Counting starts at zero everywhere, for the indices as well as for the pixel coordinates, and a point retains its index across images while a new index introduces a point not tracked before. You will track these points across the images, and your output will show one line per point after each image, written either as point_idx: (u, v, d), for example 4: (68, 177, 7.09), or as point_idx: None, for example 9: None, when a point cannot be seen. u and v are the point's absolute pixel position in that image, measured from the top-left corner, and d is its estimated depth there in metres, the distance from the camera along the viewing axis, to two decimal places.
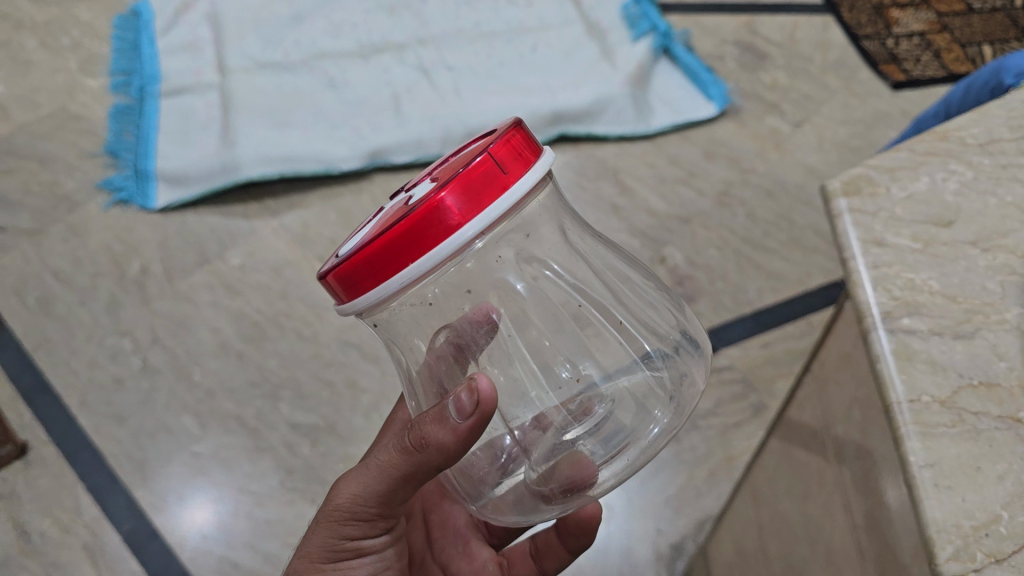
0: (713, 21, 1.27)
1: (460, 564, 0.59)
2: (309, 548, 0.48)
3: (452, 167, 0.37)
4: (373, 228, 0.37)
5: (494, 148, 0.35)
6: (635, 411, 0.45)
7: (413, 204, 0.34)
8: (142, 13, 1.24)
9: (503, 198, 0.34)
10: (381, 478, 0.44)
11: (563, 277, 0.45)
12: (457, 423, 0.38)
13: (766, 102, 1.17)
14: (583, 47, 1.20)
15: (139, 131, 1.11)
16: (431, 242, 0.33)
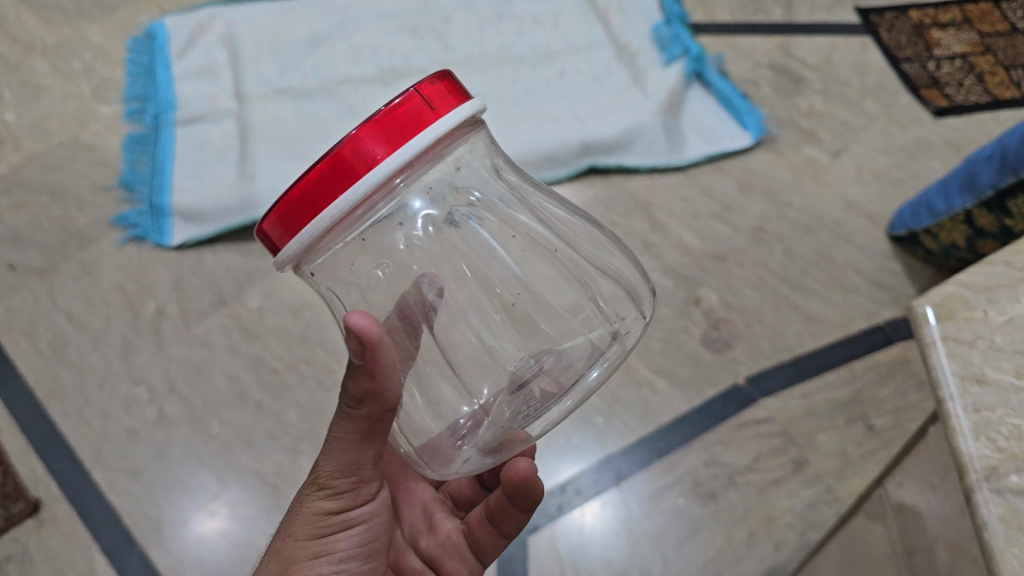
0: (747, 42, 1.21)
1: (426, 539, 0.66)
2: (294, 528, 0.49)
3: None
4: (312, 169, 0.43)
5: (422, 88, 0.42)
6: (580, 355, 0.53)
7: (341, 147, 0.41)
8: (156, 35, 1.20)
9: (419, 135, 0.40)
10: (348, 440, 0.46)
11: (495, 218, 0.52)
12: (359, 364, 0.41)
13: (802, 130, 1.12)
14: (613, 72, 1.15)
15: (153, 162, 1.08)
16: (357, 176, 0.40)
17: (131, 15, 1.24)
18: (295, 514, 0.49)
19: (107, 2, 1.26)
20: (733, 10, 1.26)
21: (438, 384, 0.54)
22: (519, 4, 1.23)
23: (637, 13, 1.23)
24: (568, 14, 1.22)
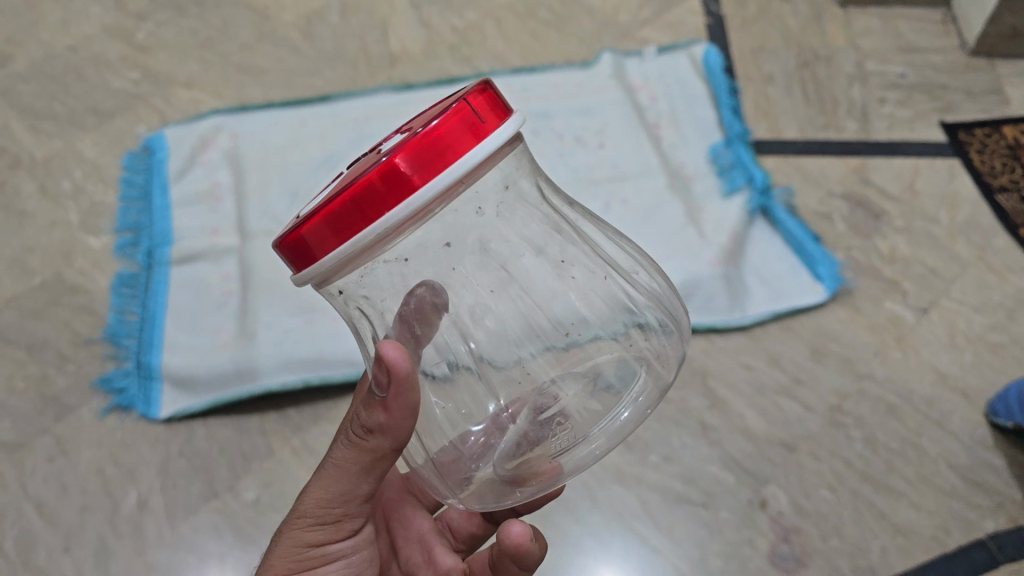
0: (816, 165, 1.07)
1: (426, 574, 0.63)
2: (275, 563, 0.55)
3: (424, 119, 0.42)
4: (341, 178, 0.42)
5: (470, 99, 0.40)
6: (614, 379, 0.53)
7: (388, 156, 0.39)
8: (156, 150, 1.08)
9: (473, 147, 0.39)
10: (337, 475, 0.53)
11: (546, 228, 0.51)
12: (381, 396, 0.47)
13: (883, 279, 0.98)
14: (665, 205, 1.01)
15: (144, 309, 0.96)
16: (415, 186, 0.38)
17: (128, 123, 1.12)
18: (277, 550, 0.55)
19: (103, 107, 1.13)
20: (801, 124, 1.11)
21: (462, 389, 0.53)
22: (559, 118, 1.09)
23: (692, 128, 1.09)
24: (614, 129, 1.08)
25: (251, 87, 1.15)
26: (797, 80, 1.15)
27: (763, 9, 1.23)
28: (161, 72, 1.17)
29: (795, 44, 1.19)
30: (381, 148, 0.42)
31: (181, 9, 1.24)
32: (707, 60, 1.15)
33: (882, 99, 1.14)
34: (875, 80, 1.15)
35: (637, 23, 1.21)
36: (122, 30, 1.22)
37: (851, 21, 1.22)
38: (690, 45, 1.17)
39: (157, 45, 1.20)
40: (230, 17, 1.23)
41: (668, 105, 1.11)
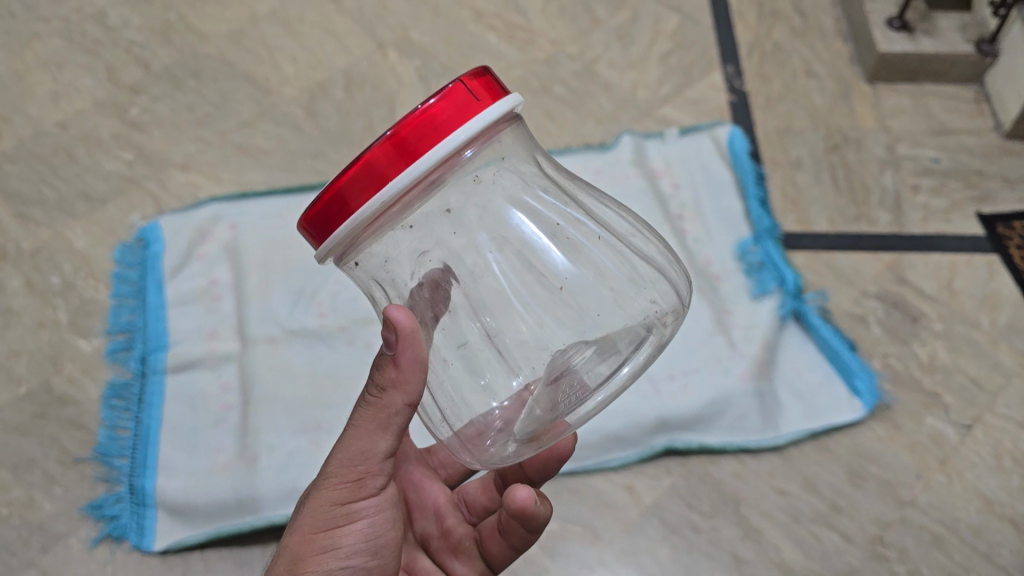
0: (850, 262, 1.01)
1: (438, 541, 0.69)
2: (304, 522, 0.55)
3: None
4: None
5: (466, 81, 0.47)
6: (623, 346, 0.56)
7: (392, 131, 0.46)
8: (150, 242, 1.01)
9: (466, 124, 0.46)
10: (358, 437, 0.54)
11: (547, 198, 0.55)
12: (387, 352, 0.51)
13: (923, 392, 0.92)
14: (692, 310, 0.95)
15: (138, 425, 0.89)
16: (413, 156, 0.45)
17: (121, 211, 1.05)
18: (304, 509, 0.55)
19: (95, 192, 1.07)
20: (831, 214, 1.06)
21: (478, 353, 0.55)
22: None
23: (718, 221, 1.03)
24: None
25: (252, 169, 1.09)
26: (825, 166, 1.10)
27: (788, 85, 1.18)
28: (157, 153, 1.11)
29: (822, 125, 1.14)
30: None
31: (178, 81, 1.18)
32: (732, 144, 1.09)
33: (914, 187, 1.09)
34: (907, 166, 1.10)
35: (657, 101, 1.16)
36: (116, 104, 1.16)
37: (880, 99, 1.17)
38: (713, 126, 1.11)
39: (152, 122, 1.14)
40: (229, 91, 1.17)
41: (692, 194, 1.06)
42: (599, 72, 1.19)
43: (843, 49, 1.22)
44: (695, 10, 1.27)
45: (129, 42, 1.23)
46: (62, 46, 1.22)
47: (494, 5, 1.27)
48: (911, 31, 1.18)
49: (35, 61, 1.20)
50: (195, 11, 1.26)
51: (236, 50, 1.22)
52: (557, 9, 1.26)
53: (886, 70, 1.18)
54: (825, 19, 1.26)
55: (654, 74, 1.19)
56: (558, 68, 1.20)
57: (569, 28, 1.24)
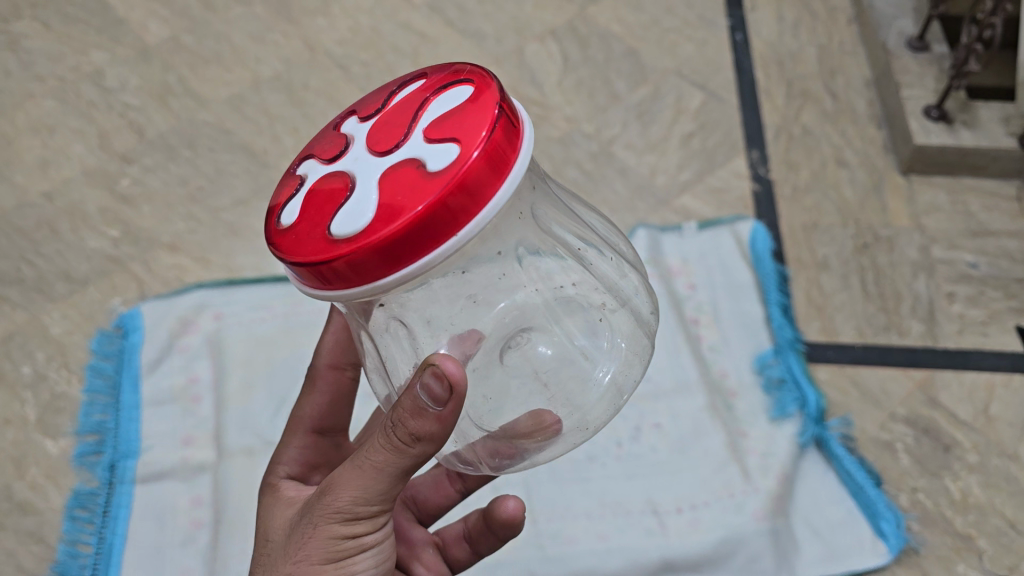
0: (877, 380, 0.94)
1: (402, 549, 0.62)
2: (308, 553, 0.47)
3: (444, 122, 0.39)
4: (366, 191, 0.37)
5: (503, 104, 0.39)
6: (592, 340, 0.51)
7: (443, 162, 0.37)
8: (129, 332, 0.95)
9: (517, 164, 0.38)
10: (372, 476, 0.45)
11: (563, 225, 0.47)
12: (437, 410, 0.42)
13: (955, 534, 0.84)
14: (704, 435, 0.88)
15: (100, 540, 0.83)
16: (477, 207, 0.37)
17: (102, 294, 0.99)
18: (308, 541, 0.47)
19: (76, 272, 1.01)
20: (858, 322, 0.98)
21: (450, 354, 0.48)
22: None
23: (737, 328, 0.96)
24: None
25: (242, 253, 1.03)
26: (854, 267, 1.02)
27: (816, 175, 1.11)
28: (144, 232, 1.05)
29: (852, 221, 1.06)
30: (396, 149, 0.38)
31: (172, 151, 1.13)
32: (755, 243, 1.02)
33: (950, 294, 1.00)
34: (943, 271, 1.02)
35: (676, 188, 1.09)
36: (106, 175, 1.10)
37: (915, 193, 1.09)
38: (735, 220, 1.04)
39: (142, 196, 1.08)
40: (225, 163, 1.11)
41: (710, 296, 0.98)
42: (615, 153, 1.12)
43: (877, 135, 1.15)
44: (720, 88, 1.20)
45: (124, 105, 1.17)
46: (55, 107, 1.17)
47: (508, 76, 1.20)
48: (950, 122, 1.11)
49: (26, 124, 1.15)
50: (196, 74, 1.20)
51: (235, 117, 1.16)
52: (574, 83, 1.20)
53: (922, 162, 1.10)
54: (858, 101, 1.18)
55: (673, 157, 1.12)
56: (573, 147, 1.13)
57: (586, 103, 1.18)
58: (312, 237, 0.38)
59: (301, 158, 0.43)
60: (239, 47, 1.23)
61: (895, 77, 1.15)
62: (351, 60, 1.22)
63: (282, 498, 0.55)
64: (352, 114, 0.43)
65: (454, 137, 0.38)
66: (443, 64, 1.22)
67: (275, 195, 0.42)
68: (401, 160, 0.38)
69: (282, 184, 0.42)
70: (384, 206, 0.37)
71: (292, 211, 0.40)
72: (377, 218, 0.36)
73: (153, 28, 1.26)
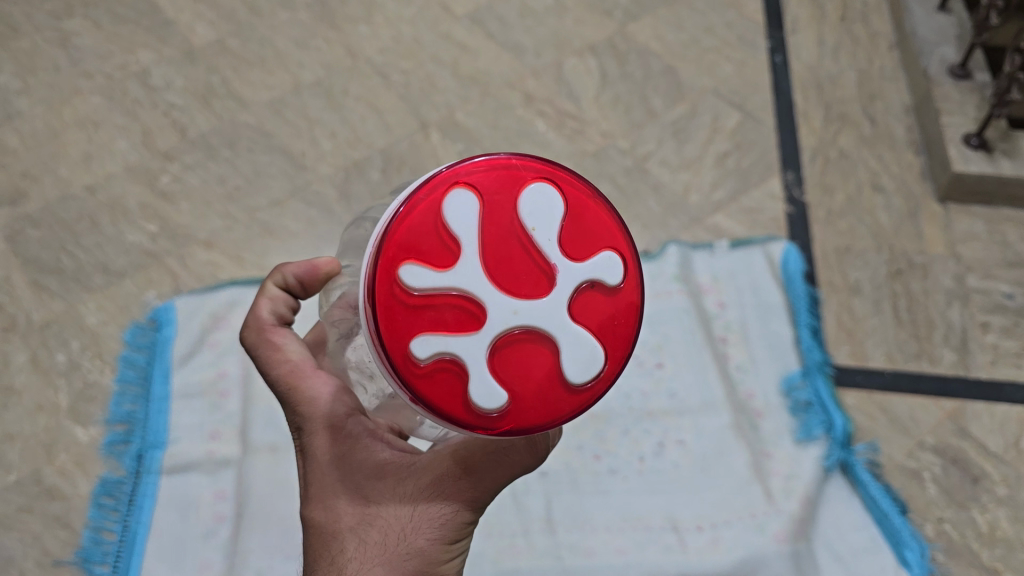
0: (907, 408, 0.93)
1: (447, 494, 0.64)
2: (442, 534, 0.50)
3: (569, 233, 0.43)
4: (581, 334, 0.43)
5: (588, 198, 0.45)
6: None
7: (617, 280, 0.44)
8: (163, 325, 0.96)
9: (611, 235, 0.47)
10: (508, 471, 0.50)
11: None
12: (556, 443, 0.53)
13: (980, 567, 0.84)
14: (729, 454, 0.88)
15: (125, 528, 0.84)
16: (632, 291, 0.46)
17: (137, 287, 1.01)
18: (434, 523, 0.50)
19: (114, 265, 1.03)
20: (889, 348, 0.97)
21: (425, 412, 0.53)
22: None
23: (766, 349, 0.95)
24: (675, 344, 0.95)
25: (276, 252, 1.05)
26: (886, 293, 1.01)
27: (851, 199, 1.10)
28: (182, 228, 1.07)
29: (886, 247, 1.05)
30: (558, 287, 0.42)
31: (213, 150, 1.14)
32: (786, 263, 1.01)
33: (984, 324, 0.99)
34: (978, 300, 1.01)
35: (709, 207, 1.09)
36: (148, 171, 1.12)
37: (952, 221, 1.08)
38: (767, 241, 1.03)
39: (182, 193, 1.10)
40: (263, 164, 1.13)
41: (739, 315, 0.98)
42: (649, 169, 1.12)
43: (914, 161, 1.14)
44: (756, 109, 1.20)
45: (168, 105, 1.19)
46: (102, 104, 1.19)
47: (545, 90, 1.21)
48: (990, 151, 1.10)
49: (72, 119, 1.17)
50: (239, 76, 1.22)
51: (275, 120, 1.17)
52: (610, 99, 1.20)
53: (960, 190, 1.09)
54: (897, 127, 1.18)
55: (708, 175, 1.12)
56: (607, 162, 1.13)
57: (622, 119, 1.18)
58: (548, 401, 0.43)
59: (411, 339, 0.42)
60: (281, 51, 1.25)
61: (935, 104, 1.14)
62: (391, 68, 1.24)
63: (359, 452, 0.52)
64: (409, 266, 0.42)
65: (597, 249, 0.44)
66: (482, 75, 1.23)
67: (419, 393, 0.42)
68: (577, 287, 0.43)
69: (420, 379, 0.42)
70: (604, 336, 0.43)
71: (490, 393, 0.42)
72: (609, 352, 0.43)
73: (199, 29, 1.28)
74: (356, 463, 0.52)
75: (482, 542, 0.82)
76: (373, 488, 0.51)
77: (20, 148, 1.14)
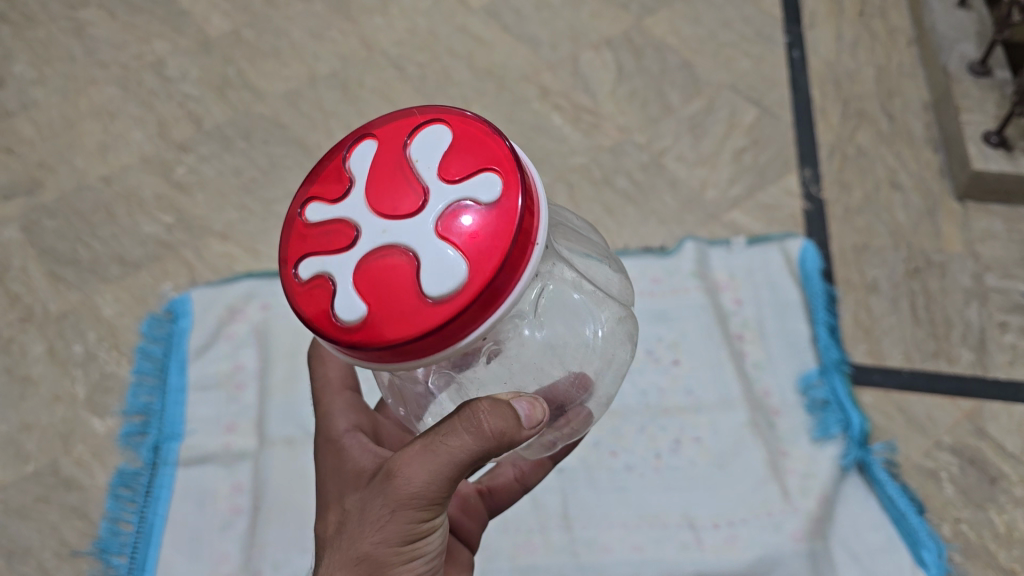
0: (925, 407, 0.92)
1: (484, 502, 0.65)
2: (386, 534, 0.47)
3: (453, 160, 0.41)
4: (443, 246, 0.39)
5: (489, 134, 0.42)
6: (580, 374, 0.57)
7: (490, 199, 0.39)
8: (178, 316, 0.96)
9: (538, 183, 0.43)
10: (456, 458, 0.45)
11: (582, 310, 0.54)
12: (525, 425, 0.46)
13: (996, 568, 0.83)
14: (745, 452, 0.87)
15: (142, 520, 0.84)
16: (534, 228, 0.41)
17: (153, 278, 1.01)
18: (376, 521, 0.47)
19: (130, 256, 1.03)
20: (906, 347, 0.97)
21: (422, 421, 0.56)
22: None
23: (783, 346, 0.95)
24: (692, 341, 0.95)
25: None
26: (904, 291, 1.01)
27: (869, 196, 1.10)
28: (198, 220, 1.07)
29: (904, 245, 1.05)
30: (425, 206, 0.40)
31: (228, 141, 1.14)
32: (804, 261, 1.01)
33: (1003, 324, 0.99)
34: (996, 299, 1.00)
35: (726, 203, 1.08)
36: (163, 162, 1.12)
37: (970, 220, 1.07)
38: (785, 237, 1.03)
39: (198, 185, 1.10)
40: (278, 156, 1.13)
41: (756, 313, 0.98)
42: (666, 165, 1.12)
43: (933, 158, 1.13)
44: (773, 104, 1.19)
45: (184, 95, 1.19)
46: (117, 95, 1.19)
47: (562, 84, 1.20)
48: (1010, 149, 1.09)
49: (88, 109, 1.17)
50: (255, 67, 1.22)
51: (291, 112, 1.17)
52: (627, 93, 1.20)
53: (980, 188, 1.08)
54: (915, 124, 1.17)
55: (724, 171, 1.12)
56: (623, 157, 1.13)
57: (639, 114, 1.17)
58: (409, 315, 0.39)
59: (300, 260, 0.41)
60: (297, 43, 1.25)
61: (955, 101, 1.13)
62: (407, 61, 1.23)
63: (348, 462, 0.54)
64: (309, 201, 0.42)
65: (478, 170, 0.40)
66: (498, 69, 1.22)
67: (302, 314, 0.41)
68: (449, 207, 0.40)
69: (300, 295, 0.41)
70: (469, 251, 0.39)
71: (351, 306, 0.39)
72: (474, 266, 0.38)
73: (215, 20, 1.27)
74: (346, 475, 0.53)
75: (499, 539, 0.82)
76: (348, 495, 0.51)
77: (36, 138, 1.14)
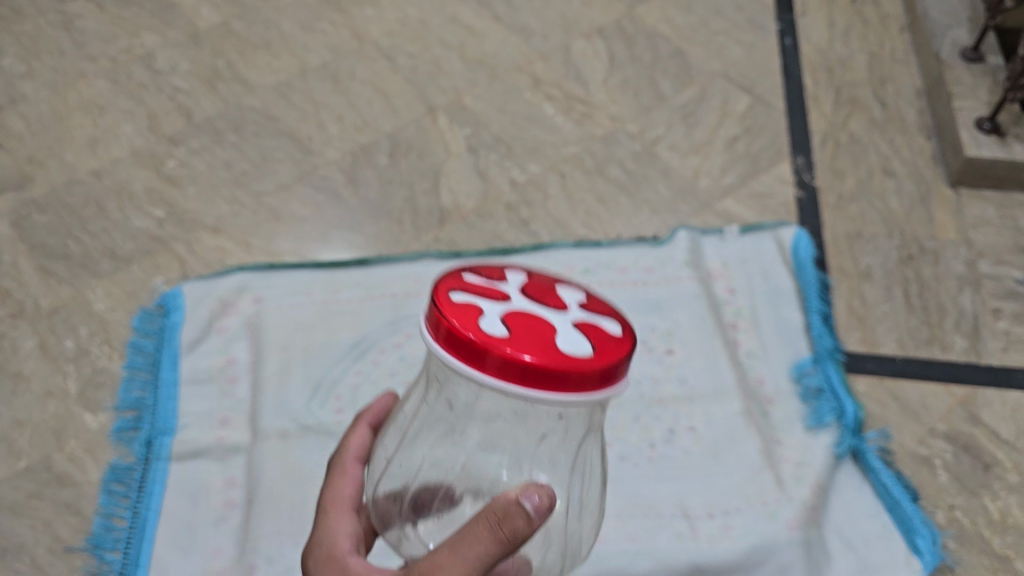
0: (919, 395, 0.92)
1: None
2: None
3: (597, 302, 0.44)
4: (576, 330, 0.40)
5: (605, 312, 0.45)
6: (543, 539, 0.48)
7: (621, 331, 0.42)
8: (171, 311, 0.96)
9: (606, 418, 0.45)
10: (474, 570, 0.43)
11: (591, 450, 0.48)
12: (532, 519, 0.42)
13: (992, 554, 0.83)
14: (739, 441, 0.87)
15: (135, 515, 0.83)
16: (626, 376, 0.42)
17: (145, 273, 1.01)
18: None
19: (121, 250, 1.02)
20: (900, 335, 0.97)
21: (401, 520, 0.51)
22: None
23: (776, 335, 0.95)
24: (685, 330, 0.95)
25: (284, 237, 1.04)
26: (897, 278, 1.01)
27: (862, 183, 1.09)
28: (189, 213, 1.06)
29: (897, 232, 1.05)
30: (569, 306, 0.42)
31: (219, 134, 1.14)
32: (796, 250, 1.01)
33: (996, 311, 0.99)
34: (989, 286, 1.00)
35: (718, 192, 1.08)
36: (154, 155, 1.12)
37: (963, 207, 1.07)
38: (777, 227, 1.03)
39: (188, 178, 1.10)
40: (270, 148, 1.12)
41: (749, 301, 0.97)
42: (658, 154, 1.12)
43: (926, 145, 1.13)
44: (766, 92, 1.19)
45: (174, 88, 1.18)
46: (107, 88, 1.18)
47: (553, 73, 1.20)
48: (1002, 135, 1.09)
49: (78, 102, 1.17)
50: (245, 59, 1.21)
51: (282, 104, 1.17)
52: (618, 82, 1.19)
53: (972, 174, 1.08)
54: (908, 110, 1.17)
55: (717, 160, 1.11)
56: (615, 147, 1.12)
57: (631, 103, 1.17)
58: (546, 351, 0.38)
59: (449, 290, 0.41)
60: (288, 34, 1.24)
61: (947, 87, 1.13)
62: (398, 51, 1.23)
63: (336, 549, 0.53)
64: (468, 271, 0.44)
65: (613, 313, 0.43)
66: (489, 59, 1.22)
67: (436, 316, 0.40)
68: (585, 319, 0.41)
69: (443, 305, 0.40)
70: (597, 346, 0.40)
71: (495, 325, 0.39)
72: (600, 353, 0.39)
73: (205, 13, 1.27)
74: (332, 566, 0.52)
75: None
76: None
77: (25, 132, 1.13)
